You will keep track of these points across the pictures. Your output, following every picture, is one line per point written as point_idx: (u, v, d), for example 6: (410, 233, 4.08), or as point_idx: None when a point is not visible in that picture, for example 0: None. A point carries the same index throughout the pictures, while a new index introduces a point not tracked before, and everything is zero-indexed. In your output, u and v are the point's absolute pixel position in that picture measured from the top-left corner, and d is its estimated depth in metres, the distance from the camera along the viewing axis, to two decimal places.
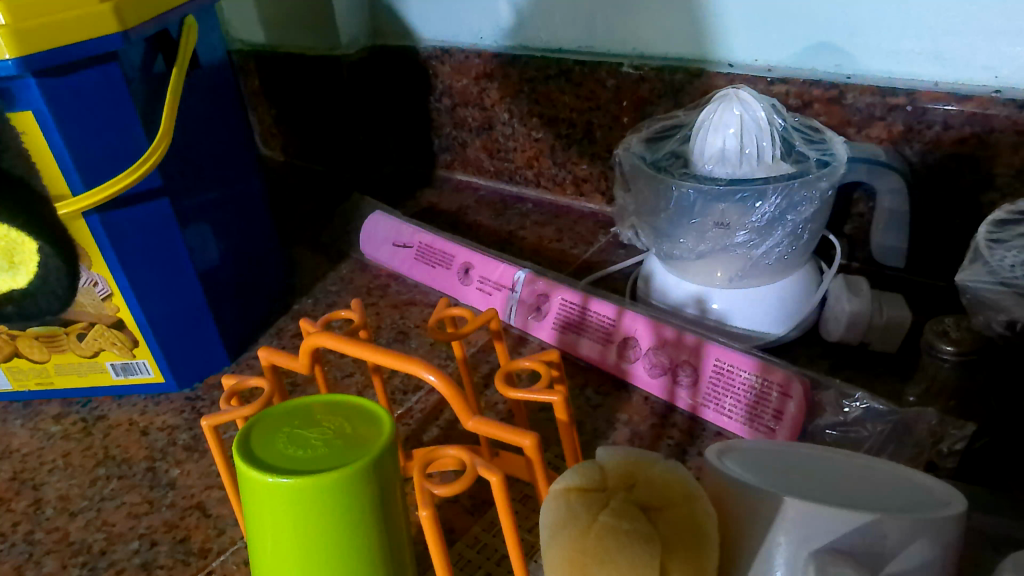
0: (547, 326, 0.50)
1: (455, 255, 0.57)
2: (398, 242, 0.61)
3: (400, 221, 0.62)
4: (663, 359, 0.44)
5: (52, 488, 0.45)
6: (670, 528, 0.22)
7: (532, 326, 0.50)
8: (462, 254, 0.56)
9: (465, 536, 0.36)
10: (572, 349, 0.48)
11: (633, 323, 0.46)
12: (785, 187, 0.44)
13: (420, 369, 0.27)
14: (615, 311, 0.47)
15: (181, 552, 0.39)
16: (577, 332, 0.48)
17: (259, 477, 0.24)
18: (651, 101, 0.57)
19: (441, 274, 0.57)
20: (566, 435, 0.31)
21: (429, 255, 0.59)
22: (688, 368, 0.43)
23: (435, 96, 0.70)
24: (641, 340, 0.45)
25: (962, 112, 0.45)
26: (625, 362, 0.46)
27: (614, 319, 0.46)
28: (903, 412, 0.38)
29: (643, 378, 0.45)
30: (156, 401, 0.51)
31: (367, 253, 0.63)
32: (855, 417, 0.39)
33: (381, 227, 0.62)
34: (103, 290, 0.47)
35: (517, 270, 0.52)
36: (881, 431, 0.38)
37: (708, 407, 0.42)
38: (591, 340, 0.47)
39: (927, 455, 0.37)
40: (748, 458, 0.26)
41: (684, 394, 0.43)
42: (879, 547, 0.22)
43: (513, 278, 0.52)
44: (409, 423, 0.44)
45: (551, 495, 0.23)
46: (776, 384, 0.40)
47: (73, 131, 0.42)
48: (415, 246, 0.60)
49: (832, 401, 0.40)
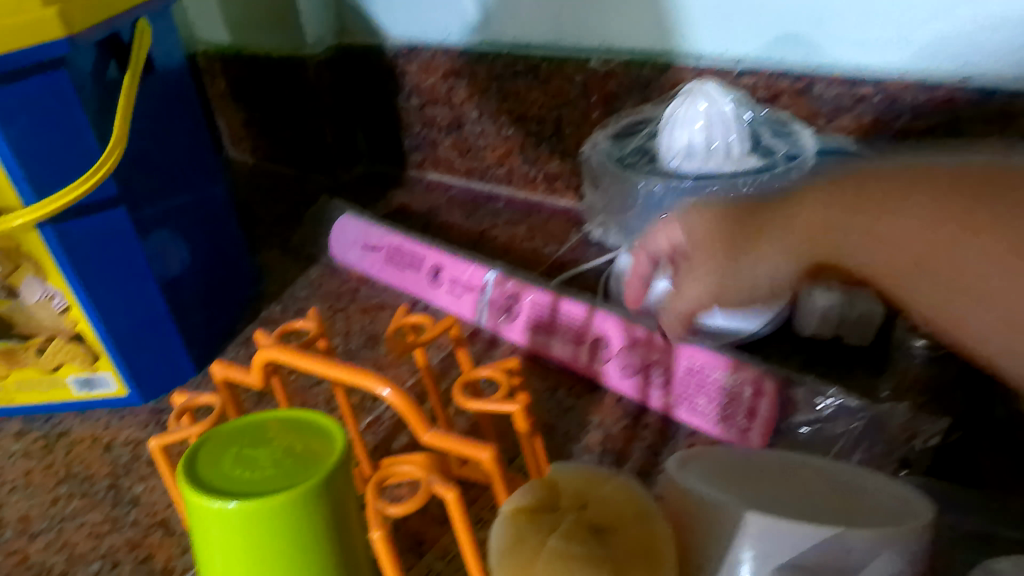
0: (518, 327, 0.49)
1: (425, 257, 0.56)
2: (368, 244, 0.60)
3: (370, 222, 0.61)
4: (635, 360, 0.43)
5: (12, 509, 0.43)
6: (624, 548, 0.21)
7: (503, 327, 0.50)
8: (432, 255, 0.55)
9: (433, 548, 0.35)
10: (544, 350, 0.48)
11: (603, 322, 0.45)
12: (754, 181, 0.43)
13: (374, 383, 0.27)
14: (585, 311, 0.46)
15: (143, 573, 0.38)
16: (548, 334, 0.47)
17: (204, 502, 0.23)
18: (620, 96, 0.56)
19: (411, 276, 0.56)
20: (528, 446, 0.30)
21: (399, 257, 0.58)
22: (660, 367, 0.42)
23: (403, 95, 0.69)
24: (612, 341, 0.44)
25: (930, 102, 0.45)
26: (597, 363, 0.45)
27: (585, 319, 0.46)
28: (876, 408, 0.37)
29: (616, 379, 0.44)
30: (120, 416, 0.50)
31: (336, 257, 0.63)
32: (829, 414, 0.38)
33: (351, 228, 0.62)
34: (61, 303, 0.45)
35: (486, 270, 0.51)
36: (857, 429, 0.37)
37: (681, 407, 0.42)
38: (563, 341, 0.47)
39: (901, 452, 0.36)
40: (708, 468, 0.26)
41: (657, 394, 0.43)
42: (842, 561, 0.22)
43: (482, 279, 0.51)
44: (377, 432, 0.43)
45: (499, 518, 0.22)
46: (748, 383, 0.39)
47: (22, 143, 0.40)
48: (384, 248, 0.59)
49: (805, 398, 0.38)
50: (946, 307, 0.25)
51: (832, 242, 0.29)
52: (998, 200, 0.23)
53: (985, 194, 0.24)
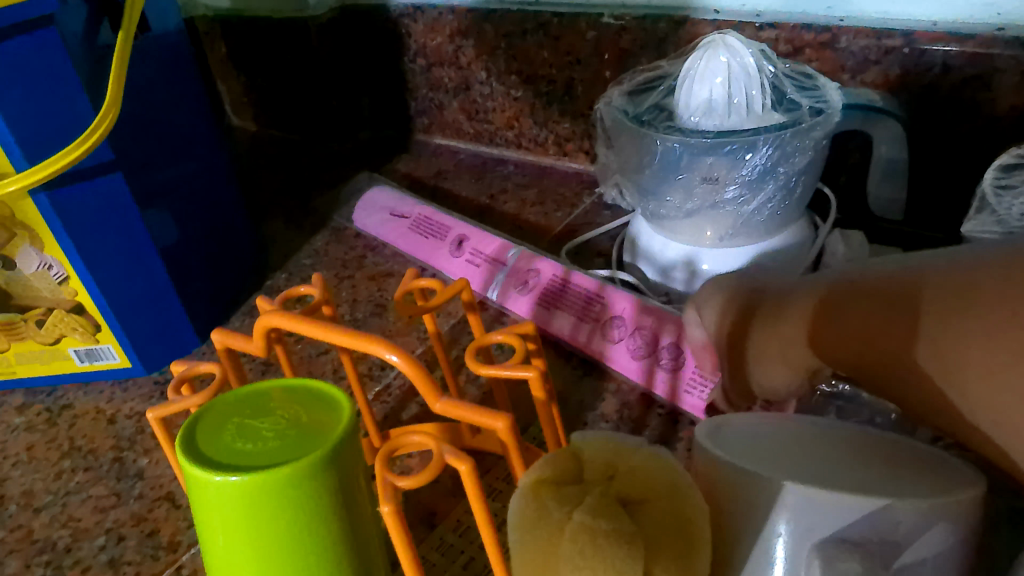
0: (527, 299, 0.47)
1: (451, 227, 0.55)
2: (395, 212, 0.59)
3: (402, 195, 0.61)
4: (646, 339, 0.41)
5: (15, 484, 0.42)
6: (653, 524, 0.20)
7: (511, 298, 0.48)
8: (459, 227, 0.54)
9: (446, 521, 0.34)
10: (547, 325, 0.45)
11: (619, 300, 0.43)
12: (777, 137, 0.41)
13: (382, 349, 0.25)
14: (601, 288, 0.45)
15: (149, 547, 0.37)
16: (557, 308, 0.45)
17: (204, 476, 0.22)
18: (634, 53, 0.54)
19: (429, 245, 0.55)
20: (544, 415, 0.29)
21: (424, 226, 0.57)
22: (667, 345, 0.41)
23: (408, 56, 0.67)
24: (625, 317, 0.43)
25: (963, 53, 0.42)
26: (603, 342, 0.43)
27: (598, 292, 0.44)
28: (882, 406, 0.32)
29: (621, 359, 0.42)
30: (124, 388, 0.49)
31: (356, 223, 0.62)
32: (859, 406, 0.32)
33: (382, 197, 0.62)
34: (59, 273, 0.44)
35: (512, 245, 0.50)
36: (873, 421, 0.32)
37: (688, 394, 0.39)
38: (571, 315, 0.45)
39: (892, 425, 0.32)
40: (741, 435, 0.24)
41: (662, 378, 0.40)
42: (891, 534, 0.20)
43: (506, 252, 0.50)
44: (386, 402, 0.41)
45: (520, 491, 0.21)
46: None
47: (12, 107, 0.38)
48: (412, 217, 0.58)
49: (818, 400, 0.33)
50: (923, 390, 0.21)
51: (821, 343, 0.25)
52: (945, 318, 0.19)
53: (962, 282, 0.19)
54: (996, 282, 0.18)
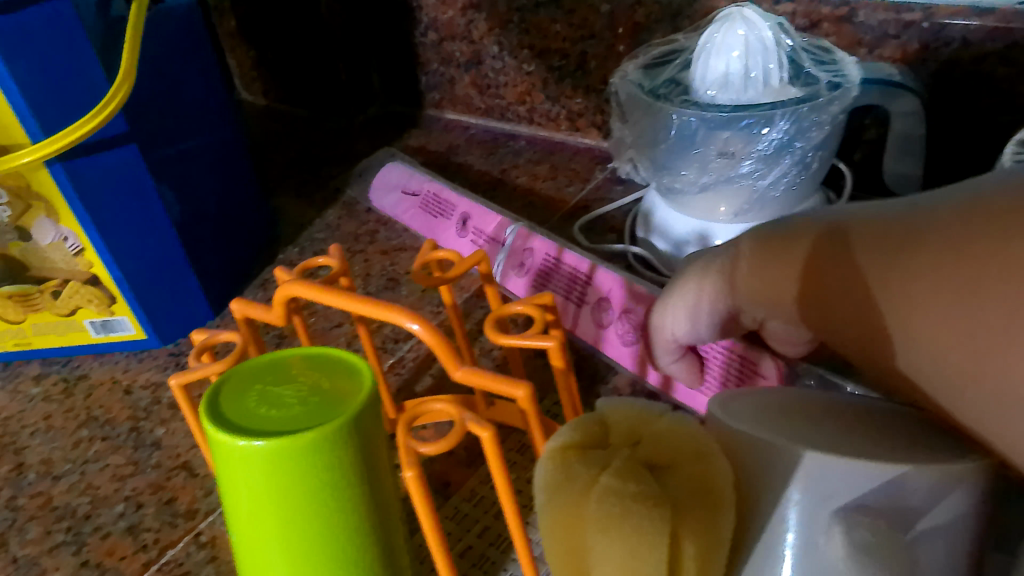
0: (524, 281, 0.47)
1: (457, 206, 0.54)
2: (406, 189, 0.59)
3: (413, 169, 0.60)
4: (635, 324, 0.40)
5: (34, 452, 0.43)
6: (678, 487, 0.20)
7: (511, 280, 0.48)
8: (464, 205, 0.54)
9: (461, 490, 0.34)
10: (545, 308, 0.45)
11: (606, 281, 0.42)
12: (795, 111, 0.41)
13: (402, 319, 0.25)
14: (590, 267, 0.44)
15: (168, 514, 0.38)
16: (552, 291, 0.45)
17: (230, 441, 0.22)
18: (648, 27, 0.54)
19: (438, 224, 0.55)
20: (563, 383, 0.29)
21: (433, 204, 0.56)
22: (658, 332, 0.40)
23: (420, 30, 0.67)
24: (614, 301, 0.42)
25: (983, 28, 0.42)
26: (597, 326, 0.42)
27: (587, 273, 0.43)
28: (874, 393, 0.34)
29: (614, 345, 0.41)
30: (139, 359, 0.49)
31: (371, 201, 0.61)
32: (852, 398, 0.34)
33: (393, 175, 0.61)
34: (74, 245, 0.44)
35: (510, 223, 0.50)
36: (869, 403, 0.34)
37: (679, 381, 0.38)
38: (564, 298, 0.44)
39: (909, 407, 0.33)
40: (760, 404, 0.25)
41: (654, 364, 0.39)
42: (910, 502, 0.21)
43: (505, 231, 0.50)
44: (400, 373, 0.42)
45: (546, 455, 0.22)
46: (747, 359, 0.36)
47: (26, 77, 0.38)
48: (421, 195, 0.57)
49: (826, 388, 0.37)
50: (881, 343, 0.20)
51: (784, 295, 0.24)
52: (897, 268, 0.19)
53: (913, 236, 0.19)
54: (953, 234, 0.18)
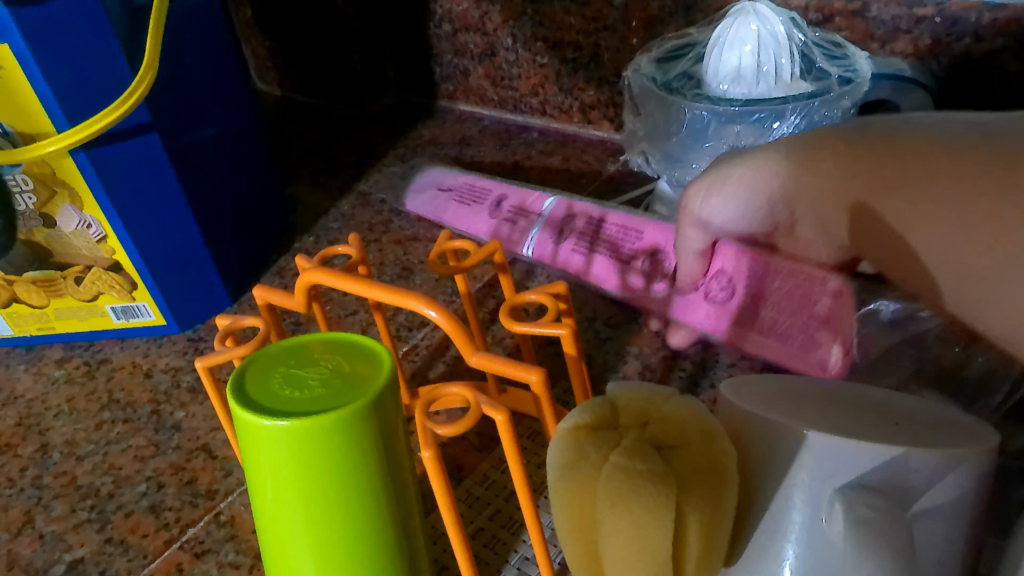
0: (564, 243, 0.49)
1: (492, 191, 0.56)
2: (442, 187, 0.59)
3: (450, 173, 0.61)
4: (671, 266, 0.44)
5: (58, 433, 0.44)
6: (685, 466, 0.21)
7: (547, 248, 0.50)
8: (500, 188, 0.56)
9: (473, 474, 0.35)
10: (585, 268, 0.48)
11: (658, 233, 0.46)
12: (806, 106, 0.42)
13: (420, 305, 0.26)
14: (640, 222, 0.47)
15: (188, 494, 0.39)
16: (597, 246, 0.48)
17: (255, 421, 0.23)
18: (662, 19, 0.54)
19: (470, 210, 0.56)
20: (574, 370, 0.30)
21: (467, 194, 0.57)
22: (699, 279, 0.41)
23: (435, 21, 0.67)
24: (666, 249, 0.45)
25: (995, 22, 0.42)
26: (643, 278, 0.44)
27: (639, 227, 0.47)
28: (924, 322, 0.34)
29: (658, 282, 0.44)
30: (159, 344, 0.50)
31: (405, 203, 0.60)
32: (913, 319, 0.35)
33: (428, 179, 0.61)
34: (98, 232, 0.45)
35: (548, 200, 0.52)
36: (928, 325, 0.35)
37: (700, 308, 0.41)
38: (613, 250, 0.47)
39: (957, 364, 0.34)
40: (766, 391, 0.25)
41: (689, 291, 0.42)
42: (910, 480, 0.21)
43: (542, 206, 0.52)
44: (414, 360, 0.43)
45: (558, 435, 0.22)
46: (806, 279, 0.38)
47: (54, 68, 0.39)
48: (455, 189, 0.58)
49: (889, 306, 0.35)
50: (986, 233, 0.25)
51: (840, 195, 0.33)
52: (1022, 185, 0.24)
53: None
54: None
